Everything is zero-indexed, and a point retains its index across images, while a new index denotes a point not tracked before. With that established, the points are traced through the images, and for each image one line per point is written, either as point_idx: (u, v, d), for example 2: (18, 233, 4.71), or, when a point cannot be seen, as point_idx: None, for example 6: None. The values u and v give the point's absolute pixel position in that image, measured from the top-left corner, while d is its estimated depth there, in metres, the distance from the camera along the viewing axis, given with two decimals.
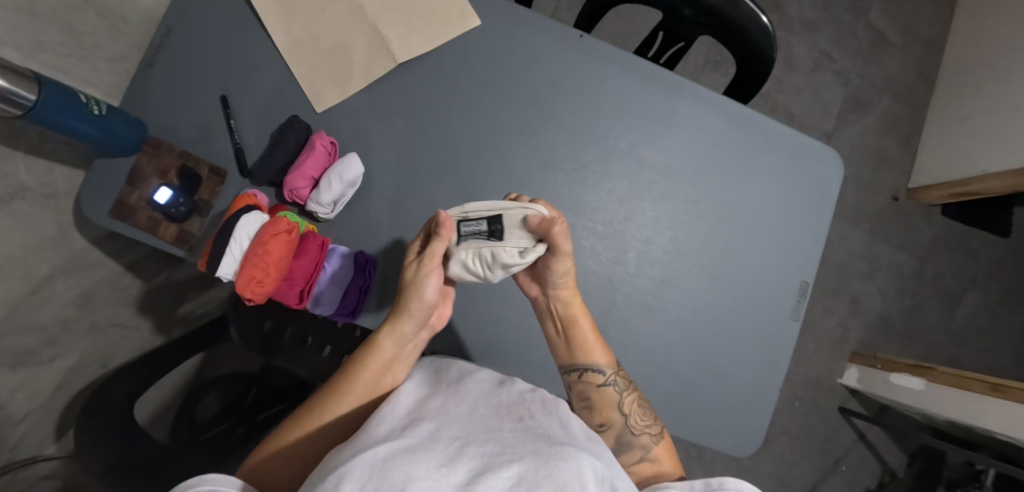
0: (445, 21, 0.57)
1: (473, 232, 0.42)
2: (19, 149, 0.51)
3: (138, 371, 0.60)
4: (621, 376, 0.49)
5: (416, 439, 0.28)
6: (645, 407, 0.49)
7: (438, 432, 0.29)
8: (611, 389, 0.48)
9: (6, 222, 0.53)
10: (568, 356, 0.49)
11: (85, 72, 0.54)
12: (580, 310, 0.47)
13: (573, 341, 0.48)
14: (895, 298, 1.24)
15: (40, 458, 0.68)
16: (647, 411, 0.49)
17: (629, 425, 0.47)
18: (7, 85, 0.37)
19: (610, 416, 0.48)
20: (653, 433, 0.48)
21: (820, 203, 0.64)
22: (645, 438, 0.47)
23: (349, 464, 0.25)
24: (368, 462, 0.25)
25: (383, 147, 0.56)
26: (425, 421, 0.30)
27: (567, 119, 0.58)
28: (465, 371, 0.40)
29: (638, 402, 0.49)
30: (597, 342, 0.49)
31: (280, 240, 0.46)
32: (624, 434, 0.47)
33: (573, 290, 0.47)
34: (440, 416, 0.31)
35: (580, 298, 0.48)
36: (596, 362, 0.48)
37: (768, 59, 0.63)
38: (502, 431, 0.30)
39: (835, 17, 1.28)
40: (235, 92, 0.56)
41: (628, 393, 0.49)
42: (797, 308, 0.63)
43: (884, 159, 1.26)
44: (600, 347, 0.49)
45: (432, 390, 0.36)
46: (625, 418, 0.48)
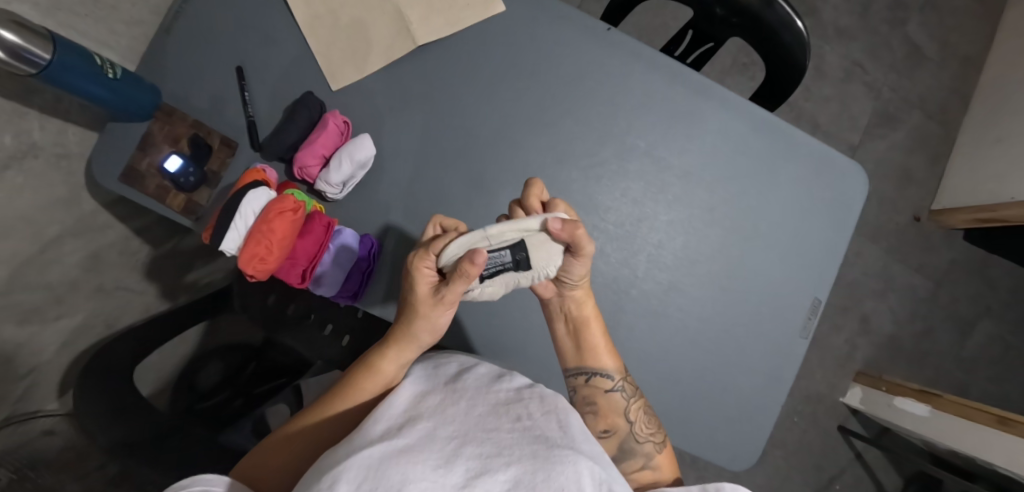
0: (468, 4, 0.56)
1: (497, 265, 0.37)
2: (34, 107, 0.52)
3: (142, 337, 0.61)
4: (627, 383, 0.48)
5: (412, 438, 0.28)
6: (649, 414, 0.48)
7: (435, 432, 0.29)
8: (618, 395, 0.48)
9: (17, 181, 0.53)
10: (578, 359, 0.48)
11: (103, 35, 0.53)
12: (592, 313, 0.46)
13: (583, 344, 0.47)
14: (906, 321, 1.21)
15: (41, 413, 0.68)
16: (649, 417, 0.48)
17: (633, 432, 0.47)
18: (20, 42, 0.37)
19: (615, 423, 0.47)
20: (657, 441, 0.47)
21: (841, 218, 0.62)
22: (648, 446, 0.46)
23: (345, 464, 0.25)
24: (363, 462, 0.25)
25: (396, 129, 0.55)
26: (422, 420, 0.30)
27: (586, 113, 0.57)
28: (465, 366, 0.40)
29: (643, 411, 0.48)
30: (607, 347, 0.48)
31: (286, 219, 0.44)
32: (627, 441, 0.46)
33: (587, 291, 0.45)
34: (437, 414, 0.31)
35: (593, 298, 0.46)
36: (605, 368, 0.47)
37: (800, 66, 0.60)
38: (500, 430, 0.30)
39: (871, 27, 1.23)
40: (251, 64, 0.56)
41: (635, 400, 0.48)
42: (807, 325, 0.61)
43: (908, 177, 1.22)
44: (609, 352, 0.48)
45: (429, 388, 0.35)
46: (630, 424, 0.47)
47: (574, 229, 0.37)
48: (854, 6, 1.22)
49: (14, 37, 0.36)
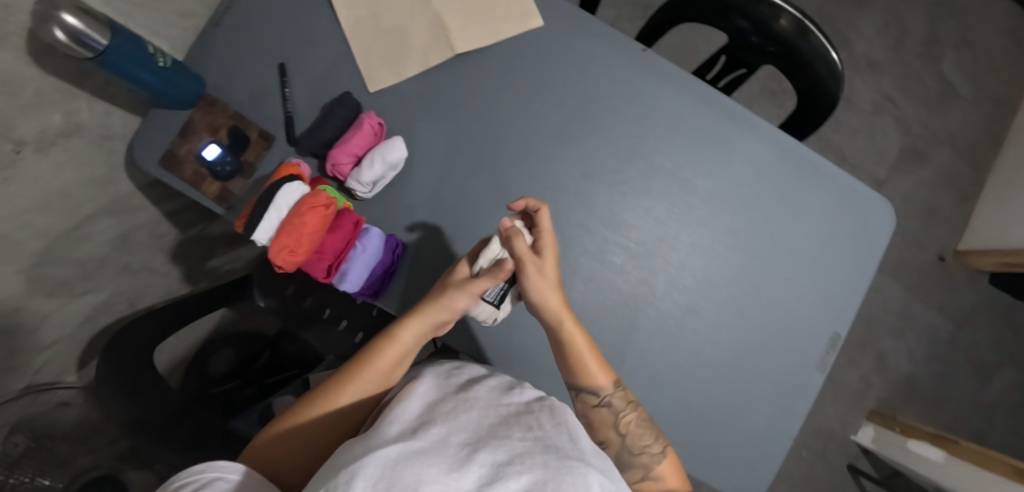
0: (506, 17, 0.57)
1: (499, 291, 0.48)
2: (86, 89, 0.55)
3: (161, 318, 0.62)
4: (617, 397, 0.49)
5: (428, 440, 0.28)
6: (644, 425, 0.49)
7: (448, 438, 0.29)
8: (606, 410, 0.49)
9: (61, 158, 0.56)
10: (565, 373, 0.49)
11: (155, 24, 0.55)
12: (569, 330, 0.47)
13: (566, 363, 0.49)
14: (924, 361, 1.18)
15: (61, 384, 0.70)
16: (650, 430, 0.49)
17: (627, 445, 0.48)
18: (80, 26, 0.39)
19: (607, 435, 0.49)
20: (653, 452, 0.47)
21: (865, 251, 0.61)
22: (644, 457, 0.47)
23: (363, 461, 0.25)
24: (380, 460, 0.25)
25: (427, 133, 0.56)
26: (436, 424, 0.30)
27: (615, 130, 0.57)
28: (475, 377, 0.40)
29: (637, 422, 0.49)
30: (593, 364, 0.48)
31: (317, 214, 0.45)
32: (622, 453, 0.47)
33: (555, 311, 0.47)
34: (450, 420, 0.31)
35: (568, 315, 0.47)
36: (590, 384, 0.48)
37: (831, 96, 0.60)
38: (512, 439, 0.30)
39: (904, 62, 1.22)
40: (293, 61, 0.57)
41: (626, 414, 0.49)
42: (825, 359, 0.60)
43: (935, 215, 1.20)
44: (596, 368, 0.49)
45: (441, 396, 0.36)
46: (622, 437, 0.48)
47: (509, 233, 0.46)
48: (887, 40, 1.22)
49: (73, 20, 0.38)
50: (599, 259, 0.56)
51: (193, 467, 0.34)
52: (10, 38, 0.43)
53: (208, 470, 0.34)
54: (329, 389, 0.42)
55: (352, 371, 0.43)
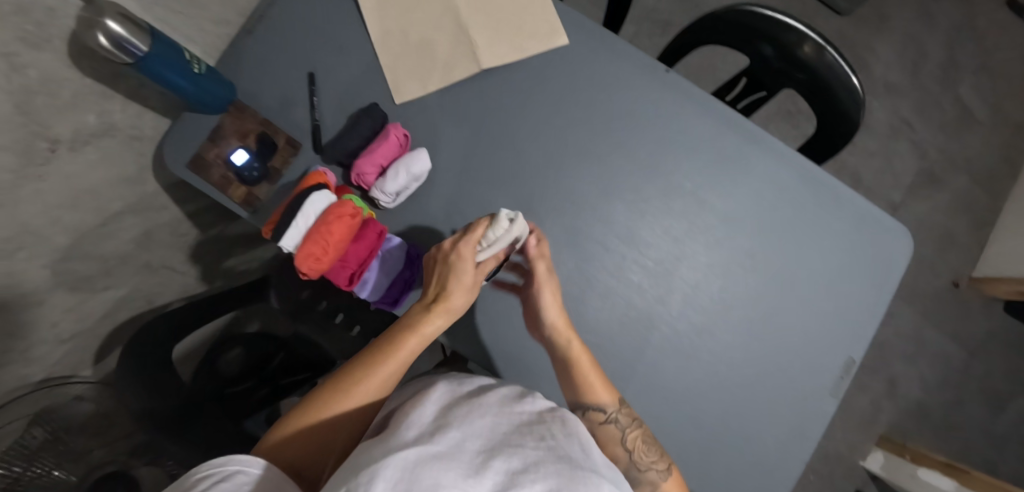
0: (533, 34, 0.58)
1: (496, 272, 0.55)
2: (120, 91, 0.56)
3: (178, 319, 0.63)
4: (623, 414, 0.49)
5: (444, 446, 0.29)
6: (649, 442, 0.48)
7: (464, 443, 0.29)
8: (613, 427, 0.48)
9: (92, 157, 0.57)
10: (571, 393, 0.50)
11: (191, 31, 0.56)
12: (578, 347, 0.50)
13: (576, 381, 0.49)
14: (936, 388, 1.17)
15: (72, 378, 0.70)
16: (654, 445, 0.48)
17: (634, 462, 0.47)
18: (124, 33, 0.41)
19: (614, 452, 0.48)
20: (660, 468, 0.47)
21: (882, 277, 0.61)
22: (651, 474, 0.46)
23: (383, 463, 0.26)
24: (400, 463, 0.26)
25: (451, 146, 0.56)
26: (452, 428, 0.31)
27: (636, 149, 0.57)
28: (487, 385, 0.40)
29: (642, 438, 0.48)
30: (601, 382, 0.49)
31: (344, 223, 0.46)
32: (630, 470, 0.46)
33: (567, 329, 0.50)
34: (466, 424, 0.31)
35: (575, 332, 0.50)
36: (598, 401, 0.48)
37: (852, 122, 0.60)
38: (525, 447, 0.30)
39: (923, 86, 1.22)
40: (322, 71, 0.58)
41: (632, 430, 0.48)
42: (838, 385, 0.59)
43: (950, 240, 1.19)
44: (604, 385, 0.49)
45: (456, 400, 0.36)
46: (629, 454, 0.47)
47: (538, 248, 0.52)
48: (905, 64, 1.22)
49: (117, 26, 0.40)
50: (616, 276, 0.56)
51: (213, 460, 0.34)
52: (52, 41, 0.45)
53: (229, 462, 0.34)
54: (339, 389, 0.43)
55: (363, 371, 0.44)
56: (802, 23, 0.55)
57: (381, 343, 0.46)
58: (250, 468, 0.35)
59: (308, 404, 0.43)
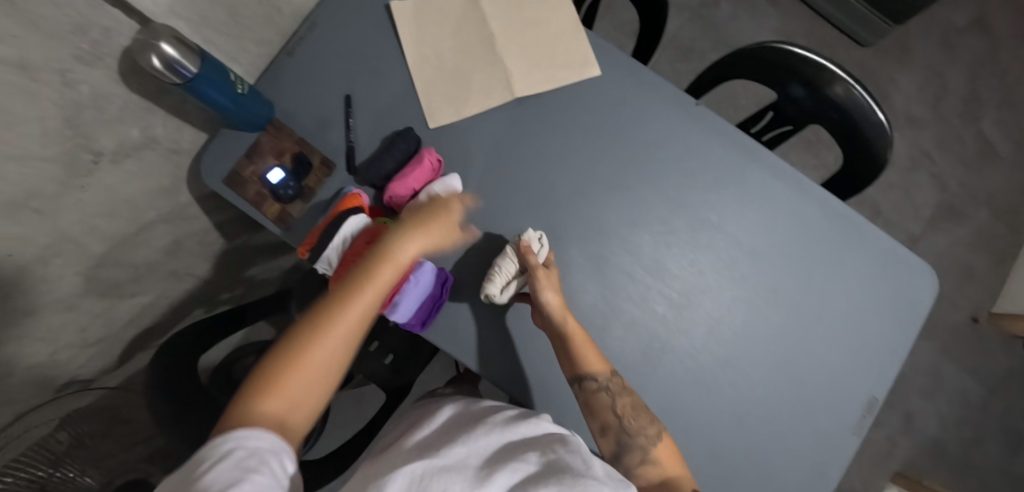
0: (566, 65, 0.59)
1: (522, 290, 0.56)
2: (162, 107, 0.58)
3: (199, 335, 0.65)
4: (614, 382, 0.51)
5: (449, 460, 0.34)
6: (639, 408, 0.51)
7: (467, 458, 0.34)
8: (605, 395, 0.50)
9: (132, 169, 0.58)
10: (567, 367, 0.51)
11: (235, 51, 0.58)
12: (574, 326, 0.50)
13: (572, 355, 0.50)
14: (953, 426, 1.14)
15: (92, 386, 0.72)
16: (643, 411, 0.51)
17: (625, 427, 0.50)
18: (176, 55, 0.42)
19: (608, 421, 0.50)
20: (651, 434, 0.50)
21: (907, 317, 0.60)
22: (642, 439, 0.49)
23: (394, 473, 0.31)
24: (408, 473, 0.31)
25: (482, 172, 0.58)
26: (458, 445, 0.36)
27: (663, 181, 0.58)
28: (494, 406, 0.44)
29: (632, 405, 0.51)
30: (594, 353, 0.51)
31: (379, 245, 0.47)
32: (622, 436, 0.50)
33: (560, 309, 0.50)
34: (470, 441, 0.36)
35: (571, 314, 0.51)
36: (593, 372, 0.50)
37: (880, 161, 0.60)
38: (524, 461, 0.34)
39: (943, 119, 1.22)
40: (359, 93, 0.60)
41: (624, 397, 0.51)
42: (860, 423, 0.59)
43: (969, 275, 1.18)
44: (597, 358, 0.51)
45: (464, 420, 0.41)
46: (621, 421, 0.50)
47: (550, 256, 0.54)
48: (927, 97, 1.22)
49: (169, 47, 0.41)
50: (641, 306, 0.56)
51: (202, 449, 0.30)
52: (105, 59, 0.47)
53: (221, 443, 0.30)
54: (313, 334, 0.38)
55: (340, 305, 0.39)
56: (828, 61, 0.56)
57: (354, 275, 0.41)
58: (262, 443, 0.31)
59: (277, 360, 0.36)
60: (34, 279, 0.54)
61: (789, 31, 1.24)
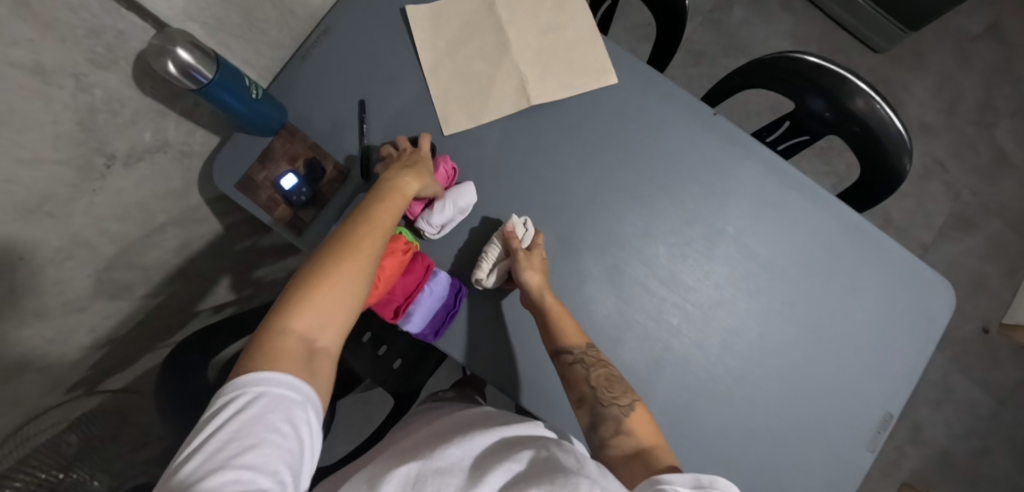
0: (583, 72, 0.59)
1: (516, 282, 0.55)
2: (175, 110, 0.57)
3: (206, 340, 0.65)
4: (590, 355, 0.49)
5: (443, 462, 0.34)
6: (616, 379, 0.47)
7: (461, 460, 0.34)
8: (579, 367, 0.48)
9: (144, 172, 0.58)
10: (545, 342, 0.50)
11: (248, 55, 0.57)
12: (547, 300, 0.50)
13: (546, 326, 0.49)
14: (962, 437, 1.14)
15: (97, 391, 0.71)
16: (621, 382, 0.48)
17: (599, 398, 0.46)
18: (191, 61, 0.42)
19: (583, 391, 0.47)
20: (624, 404, 0.45)
21: (923, 333, 0.59)
22: (614, 408, 0.45)
23: (389, 476, 0.32)
24: (403, 477, 0.32)
25: (497, 179, 0.57)
26: (452, 445, 0.36)
27: (679, 191, 0.58)
28: (492, 416, 0.45)
29: (606, 376, 0.48)
30: (568, 324, 0.49)
31: (396, 257, 0.49)
32: (595, 406, 0.46)
33: (535, 285, 0.50)
34: (465, 443, 0.36)
35: (549, 291, 0.50)
36: (564, 343, 0.48)
37: (898, 174, 0.59)
38: (514, 460, 0.34)
39: (957, 127, 1.21)
40: (373, 98, 0.59)
41: (598, 369, 0.48)
42: (874, 439, 0.58)
43: (980, 285, 1.17)
44: (572, 330, 0.49)
45: (462, 426, 0.42)
46: (594, 391, 0.46)
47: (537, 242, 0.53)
48: (940, 105, 1.21)
49: (185, 54, 0.41)
50: (655, 318, 0.56)
51: (234, 383, 0.30)
52: (119, 63, 0.46)
53: (249, 386, 0.30)
54: (333, 260, 0.39)
55: (355, 237, 0.41)
56: (843, 69, 0.56)
57: (360, 214, 0.44)
58: (285, 387, 0.31)
59: (300, 284, 0.37)
60: (45, 282, 0.53)
61: (800, 37, 1.23)
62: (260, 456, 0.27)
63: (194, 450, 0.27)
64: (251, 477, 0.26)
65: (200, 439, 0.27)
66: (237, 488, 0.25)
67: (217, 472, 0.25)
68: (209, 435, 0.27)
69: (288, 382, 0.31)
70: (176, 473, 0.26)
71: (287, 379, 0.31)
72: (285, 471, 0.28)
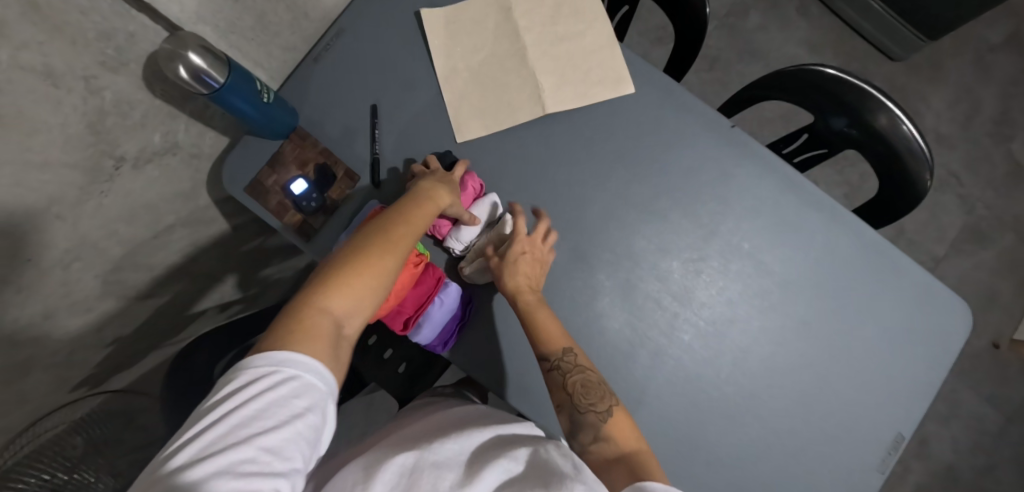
0: (600, 81, 0.58)
1: None
2: (185, 112, 0.56)
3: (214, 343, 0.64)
4: (568, 360, 0.47)
5: (439, 456, 0.33)
6: (595, 384, 0.46)
7: (458, 455, 0.33)
8: (557, 373, 0.47)
9: (153, 174, 0.57)
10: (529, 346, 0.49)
11: (260, 57, 0.56)
12: (523, 302, 0.49)
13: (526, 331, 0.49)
14: (968, 453, 1.13)
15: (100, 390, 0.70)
16: (600, 387, 0.46)
17: (576, 404, 0.45)
18: (202, 65, 0.41)
19: (562, 398, 0.46)
20: (600, 411, 0.44)
21: (938, 354, 0.58)
22: (591, 416, 0.44)
23: (382, 466, 0.31)
24: (397, 469, 0.31)
25: (510, 189, 0.56)
26: (450, 439, 0.35)
27: (695, 205, 0.57)
28: (485, 412, 0.43)
29: (584, 382, 0.46)
30: (543, 329, 0.48)
31: (406, 270, 0.48)
32: (573, 413, 0.45)
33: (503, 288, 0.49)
34: (462, 438, 0.35)
35: (523, 292, 0.49)
36: (540, 351, 0.47)
37: (919, 193, 0.58)
38: (511, 459, 0.33)
39: (972, 139, 1.19)
40: (386, 104, 0.58)
41: (577, 374, 0.46)
42: (885, 461, 0.57)
43: (992, 299, 1.16)
44: (547, 334, 0.47)
45: (458, 420, 0.41)
46: (572, 397, 0.46)
47: (514, 238, 0.50)
48: (956, 116, 1.20)
49: (197, 58, 0.40)
50: (667, 335, 0.55)
51: (267, 355, 0.30)
52: (129, 65, 0.45)
53: (281, 367, 0.29)
54: (375, 250, 0.39)
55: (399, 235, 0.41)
56: (864, 82, 0.55)
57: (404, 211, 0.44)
58: (312, 376, 0.30)
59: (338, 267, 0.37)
60: (52, 284, 0.53)
61: (817, 43, 1.21)
62: (280, 439, 0.27)
63: (215, 417, 0.26)
64: (267, 459, 0.26)
65: (224, 408, 0.27)
66: (253, 467, 0.25)
67: (237, 446, 0.25)
68: (235, 406, 0.27)
69: (315, 371, 0.31)
70: (195, 434, 0.26)
71: (314, 367, 0.31)
72: (296, 459, 0.28)
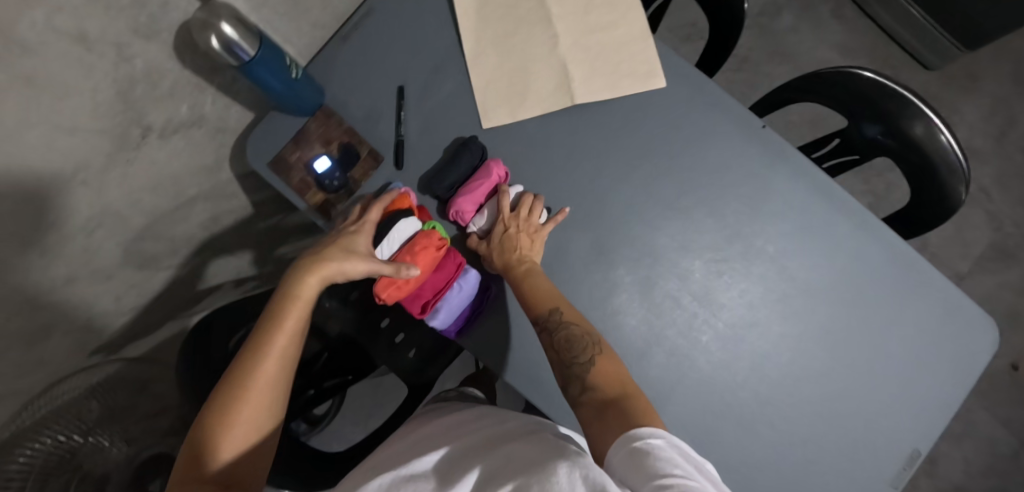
0: (630, 73, 0.57)
1: None
2: (213, 84, 0.56)
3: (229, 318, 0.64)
4: (554, 318, 0.46)
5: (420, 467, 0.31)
6: (580, 336, 0.45)
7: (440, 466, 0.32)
8: (544, 334, 0.46)
9: (179, 145, 0.57)
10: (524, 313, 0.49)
11: (290, 33, 0.56)
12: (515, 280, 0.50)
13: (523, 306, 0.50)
14: (979, 474, 1.11)
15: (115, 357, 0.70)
16: (584, 338, 0.45)
17: (563, 359, 0.44)
18: (233, 35, 0.40)
19: (553, 357, 0.45)
20: (584, 361, 0.43)
21: (961, 369, 0.57)
22: (576, 368, 0.43)
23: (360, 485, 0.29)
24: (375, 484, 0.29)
25: (534, 178, 0.55)
26: (432, 453, 0.33)
27: (720, 205, 0.56)
28: (478, 415, 0.42)
29: (570, 338, 0.45)
30: (531, 297, 0.48)
31: (428, 254, 0.47)
32: (563, 368, 0.44)
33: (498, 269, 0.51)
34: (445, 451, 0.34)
35: (512, 268, 0.50)
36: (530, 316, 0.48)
37: (953, 205, 0.56)
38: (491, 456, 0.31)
39: (1005, 155, 1.16)
40: (412, 86, 0.58)
41: (562, 330, 0.45)
42: (899, 476, 0.56)
43: (1014, 320, 1.13)
44: (532, 300, 0.48)
45: (444, 431, 0.39)
46: (559, 355, 0.45)
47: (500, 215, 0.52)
48: (989, 130, 1.17)
49: (230, 28, 0.40)
50: (684, 334, 0.55)
51: None
52: (161, 34, 0.45)
53: None
54: (229, 398, 0.34)
55: (245, 370, 0.35)
56: (904, 87, 0.54)
57: (253, 335, 0.37)
58: None
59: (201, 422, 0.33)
60: (76, 249, 0.54)
61: (849, 47, 1.18)
62: None
63: None
64: None
65: None
66: None
67: None
68: None
69: None
70: None
71: None
72: None
